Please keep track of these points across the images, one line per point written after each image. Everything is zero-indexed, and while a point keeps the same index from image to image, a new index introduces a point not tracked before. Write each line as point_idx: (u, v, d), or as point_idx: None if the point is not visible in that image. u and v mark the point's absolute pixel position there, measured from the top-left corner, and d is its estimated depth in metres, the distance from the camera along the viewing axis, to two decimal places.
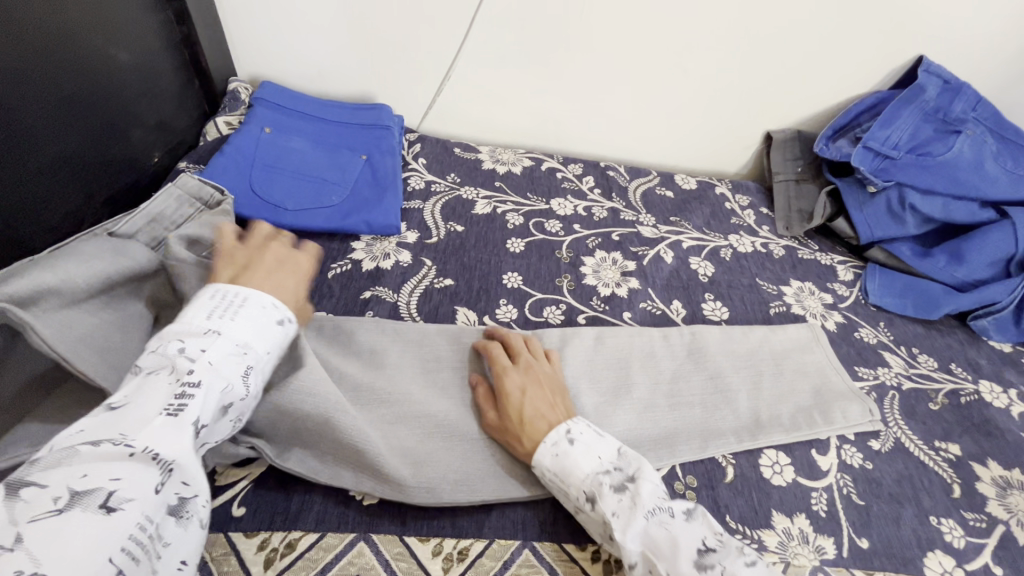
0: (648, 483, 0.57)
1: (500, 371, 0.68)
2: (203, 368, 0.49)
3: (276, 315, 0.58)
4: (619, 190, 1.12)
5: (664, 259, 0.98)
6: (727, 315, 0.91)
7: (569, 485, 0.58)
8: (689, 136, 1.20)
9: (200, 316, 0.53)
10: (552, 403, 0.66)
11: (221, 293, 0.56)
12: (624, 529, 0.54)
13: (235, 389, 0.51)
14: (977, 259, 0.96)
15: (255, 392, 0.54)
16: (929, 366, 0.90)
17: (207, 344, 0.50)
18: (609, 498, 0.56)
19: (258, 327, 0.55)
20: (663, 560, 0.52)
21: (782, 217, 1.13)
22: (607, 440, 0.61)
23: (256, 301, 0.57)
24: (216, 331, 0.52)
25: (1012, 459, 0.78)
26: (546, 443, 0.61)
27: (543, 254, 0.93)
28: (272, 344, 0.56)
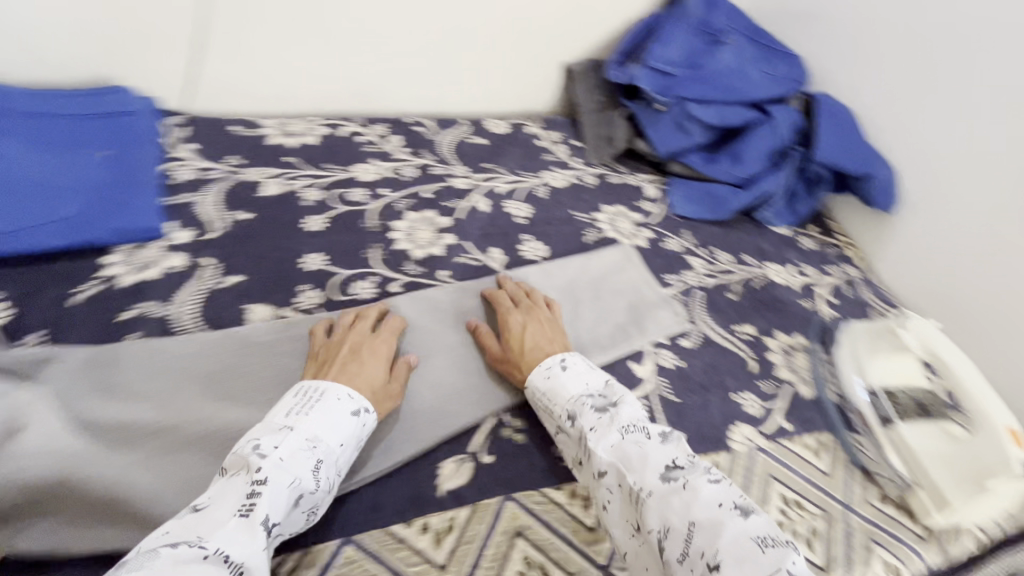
0: (629, 407, 0.62)
1: (503, 312, 0.75)
2: (276, 467, 0.51)
3: (354, 407, 0.59)
4: (428, 146, 1.07)
5: (479, 208, 0.95)
6: (546, 252, 0.92)
7: (555, 404, 0.64)
8: (493, 78, 1.17)
9: (280, 413, 0.56)
10: (550, 338, 0.73)
11: (303, 390, 0.59)
12: (599, 441, 0.59)
13: (306, 484, 0.52)
14: (752, 157, 1.05)
15: (331, 485, 0.55)
16: (725, 261, 0.99)
17: (280, 440, 0.53)
18: (590, 416, 0.61)
19: (332, 420, 0.57)
20: (630, 470, 0.56)
21: (592, 146, 1.15)
22: (596, 372, 0.68)
23: (332, 394, 0.59)
24: (290, 428, 0.54)
25: (794, 325, 0.90)
26: (541, 368, 0.68)
27: (348, 227, 0.86)
28: (342, 435, 0.57)
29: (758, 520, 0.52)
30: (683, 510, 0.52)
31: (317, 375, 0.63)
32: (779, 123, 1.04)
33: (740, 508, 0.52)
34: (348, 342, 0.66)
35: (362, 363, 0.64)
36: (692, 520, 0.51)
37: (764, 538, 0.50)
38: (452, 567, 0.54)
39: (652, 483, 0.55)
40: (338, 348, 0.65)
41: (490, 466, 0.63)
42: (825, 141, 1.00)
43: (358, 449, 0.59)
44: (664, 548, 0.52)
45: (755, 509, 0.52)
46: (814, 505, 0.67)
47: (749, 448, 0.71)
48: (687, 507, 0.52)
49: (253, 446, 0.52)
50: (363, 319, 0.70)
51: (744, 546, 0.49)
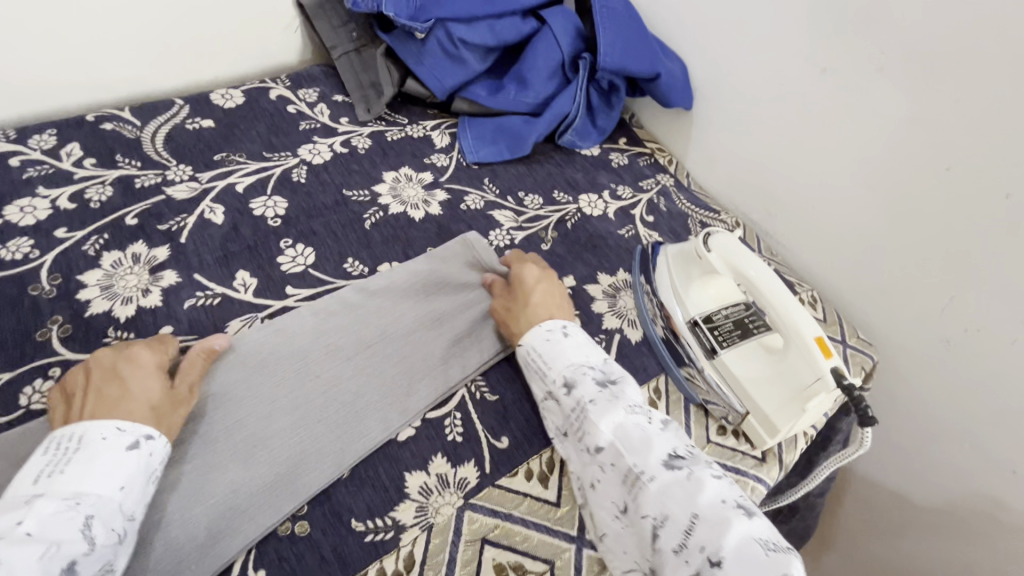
0: (631, 386, 0.58)
1: (522, 263, 0.70)
2: (20, 543, 0.39)
3: (129, 439, 0.47)
4: (128, 146, 0.79)
5: (212, 221, 0.73)
6: (314, 255, 0.73)
7: (551, 370, 0.59)
8: (202, 35, 0.89)
9: (26, 483, 0.43)
10: (560, 303, 0.67)
11: (56, 446, 0.46)
12: (601, 416, 0.54)
13: (73, 547, 0.41)
14: (537, 77, 0.91)
15: (123, 535, 0.44)
16: (535, 205, 0.87)
17: (24, 514, 0.41)
18: (589, 387, 0.57)
19: (100, 467, 0.45)
20: (630, 451, 0.52)
21: (358, 99, 0.93)
22: (597, 347, 0.62)
23: (93, 431, 0.46)
24: (38, 496, 0.42)
25: (615, 262, 0.82)
26: (542, 328, 0.62)
27: (4, 305, 0.60)
28: (126, 477, 0.45)
29: (760, 522, 0.46)
30: (686, 500, 0.47)
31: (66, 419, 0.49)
32: (558, 31, 0.90)
33: (743, 507, 0.47)
34: (99, 364, 0.52)
35: (123, 379, 0.51)
36: (695, 513, 0.46)
37: (765, 541, 0.44)
38: None
39: (655, 469, 0.50)
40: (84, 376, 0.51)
41: None
42: (606, 45, 0.88)
43: (154, 483, 0.48)
44: (658, 536, 0.48)
45: (756, 510, 0.47)
46: None
47: None
48: (691, 498, 0.47)
49: None
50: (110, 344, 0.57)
51: (747, 550, 0.43)
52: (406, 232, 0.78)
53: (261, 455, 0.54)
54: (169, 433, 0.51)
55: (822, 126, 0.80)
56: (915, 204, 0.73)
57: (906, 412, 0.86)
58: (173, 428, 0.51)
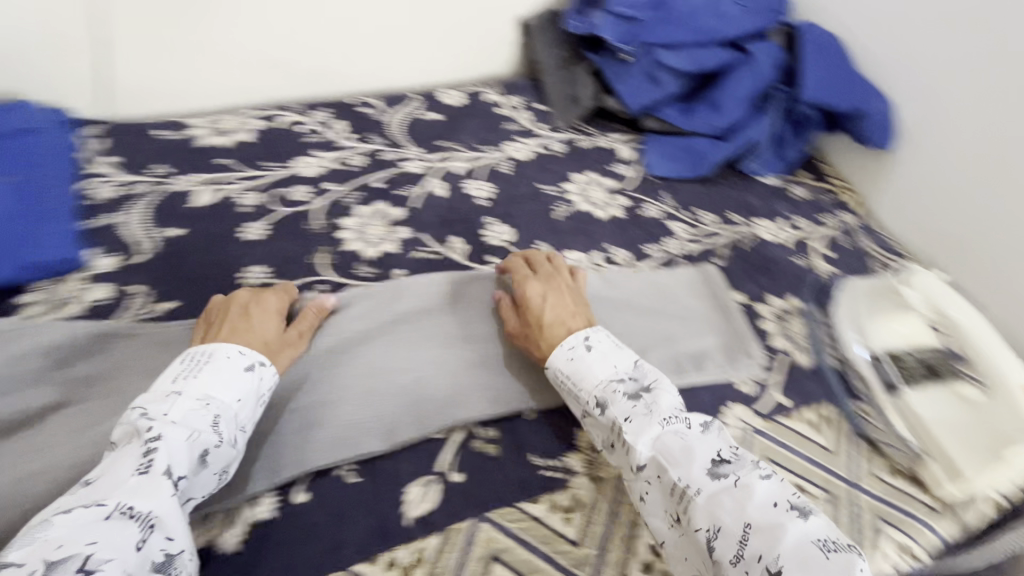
0: (663, 393, 0.58)
1: (522, 281, 0.70)
2: (169, 427, 0.48)
3: (246, 362, 0.56)
4: (377, 127, 0.98)
5: (436, 194, 0.87)
6: (512, 234, 0.83)
7: (581, 389, 0.60)
8: (442, 46, 1.07)
9: (166, 379, 0.52)
10: (573, 312, 0.67)
11: (190, 356, 0.55)
12: (638, 433, 0.54)
13: (208, 438, 0.50)
14: (731, 102, 0.95)
15: (239, 439, 0.53)
16: (710, 222, 0.91)
17: (169, 406, 0.50)
18: (622, 404, 0.57)
19: (223, 379, 0.53)
20: (674, 465, 0.52)
21: (557, 109, 1.05)
22: (623, 352, 0.62)
23: (221, 352, 0.55)
24: (177, 392, 0.51)
25: (789, 289, 0.82)
26: (564, 347, 0.63)
27: (289, 232, 0.79)
28: (242, 392, 0.54)
29: (817, 522, 0.48)
30: (737, 510, 0.48)
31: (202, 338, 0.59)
32: (761, 62, 0.94)
33: (796, 508, 0.48)
34: (239, 300, 0.62)
35: (248, 319, 0.60)
36: (748, 522, 0.47)
37: (824, 542, 0.46)
38: None
39: (701, 482, 0.50)
40: (227, 307, 0.61)
41: (461, 485, 0.57)
42: (814, 81, 0.90)
43: (263, 403, 0.56)
44: (713, 548, 0.48)
45: (812, 509, 0.49)
46: (816, 488, 0.61)
47: (745, 432, 0.66)
48: (741, 506, 0.48)
49: (141, 413, 0.49)
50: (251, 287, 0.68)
51: (806, 550, 0.45)
52: (590, 228, 0.87)
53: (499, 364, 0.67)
54: (277, 368, 0.59)
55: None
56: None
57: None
58: (282, 363, 0.60)
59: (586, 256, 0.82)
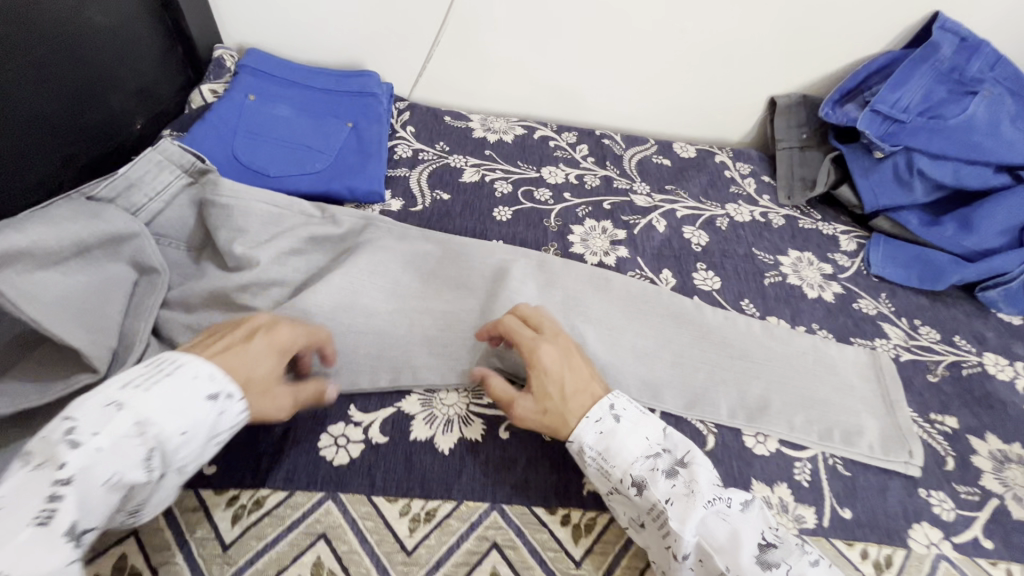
0: (703, 470, 0.55)
1: (531, 346, 0.63)
2: (89, 460, 0.43)
3: (211, 389, 0.51)
4: (614, 159, 1.09)
5: (656, 228, 0.95)
6: (719, 285, 0.88)
7: (613, 467, 0.56)
8: (688, 104, 1.17)
9: (114, 386, 0.47)
10: (587, 376, 0.62)
11: (155, 359, 0.51)
12: (682, 519, 0.51)
13: (136, 479, 0.45)
14: (988, 226, 0.91)
15: (172, 470, 0.48)
16: (930, 337, 0.86)
17: (100, 428, 0.44)
18: (661, 485, 0.54)
19: (175, 405, 0.48)
20: (720, 552, 0.50)
21: (784, 185, 1.08)
22: (651, 419, 0.60)
23: (189, 370, 0.50)
24: (119, 407, 0.46)
25: (1013, 434, 0.75)
26: (592, 419, 0.58)
27: (531, 223, 0.92)
28: (187, 422, 0.48)
29: None
30: None
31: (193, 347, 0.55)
32: None
33: None
34: (254, 325, 0.58)
35: (246, 343, 0.56)
36: None
37: None
38: (587, 568, 0.55)
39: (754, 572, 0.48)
40: (237, 327, 0.57)
41: None
42: None
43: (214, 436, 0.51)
44: None
45: None
46: None
47: (932, 553, 0.62)
48: None
49: (68, 429, 0.44)
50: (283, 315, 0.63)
51: None
52: (797, 302, 0.88)
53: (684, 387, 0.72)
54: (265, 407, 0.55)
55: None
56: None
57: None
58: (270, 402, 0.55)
59: (789, 326, 0.84)
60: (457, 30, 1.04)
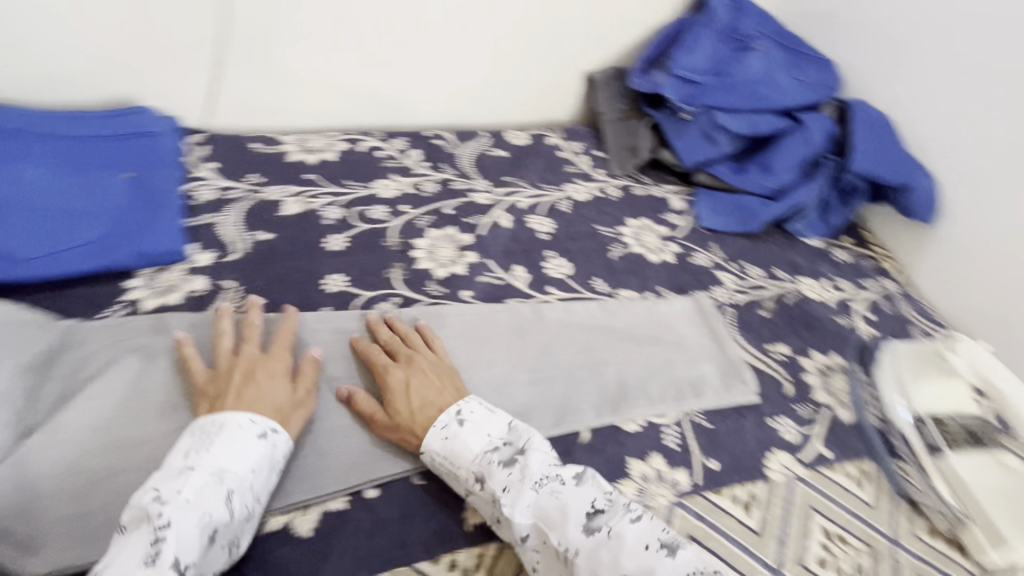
0: (536, 455, 0.58)
1: (381, 369, 0.66)
2: (181, 509, 0.48)
3: (258, 430, 0.55)
4: (448, 158, 1.06)
5: (501, 225, 0.93)
6: (570, 269, 0.89)
7: (460, 468, 0.59)
8: (511, 92, 1.17)
9: (176, 456, 0.52)
10: (440, 388, 0.64)
11: (198, 428, 0.54)
12: (514, 504, 0.55)
13: (217, 518, 0.49)
14: (781, 165, 1.02)
15: (249, 514, 0.53)
16: (757, 275, 0.96)
17: (181, 484, 0.50)
18: (499, 474, 0.57)
19: (234, 452, 0.53)
20: (552, 528, 0.54)
21: (615, 158, 1.11)
22: (497, 417, 0.62)
23: (234, 422, 0.55)
24: (190, 468, 0.51)
25: (832, 345, 0.86)
26: (436, 428, 0.60)
27: (368, 247, 0.85)
28: (253, 463, 0.54)
29: (686, 555, 0.51)
30: (613, 564, 0.50)
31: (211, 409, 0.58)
32: (812, 132, 1.00)
33: (666, 547, 0.51)
34: (240, 367, 0.61)
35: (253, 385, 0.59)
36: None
37: None
38: None
39: (577, 542, 0.52)
40: (228, 375, 0.60)
41: None
42: (859, 151, 0.96)
43: (275, 473, 0.56)
44: None
45: (680, 545, 0.52)
46: (859, 541, 0.64)
47: (787, 478, 0.68)
48: (616, 560, 0.50)
49: (154, 494, 0.49)
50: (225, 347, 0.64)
51: None
52: (643, 269, 0.92)
53: (550, 385, 0.72)
54: (297, 428, 0.60)
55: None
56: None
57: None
58: (295, 426, 0.60)
59: (639, 295, 0.87)
60: (241, 46, 0.93)
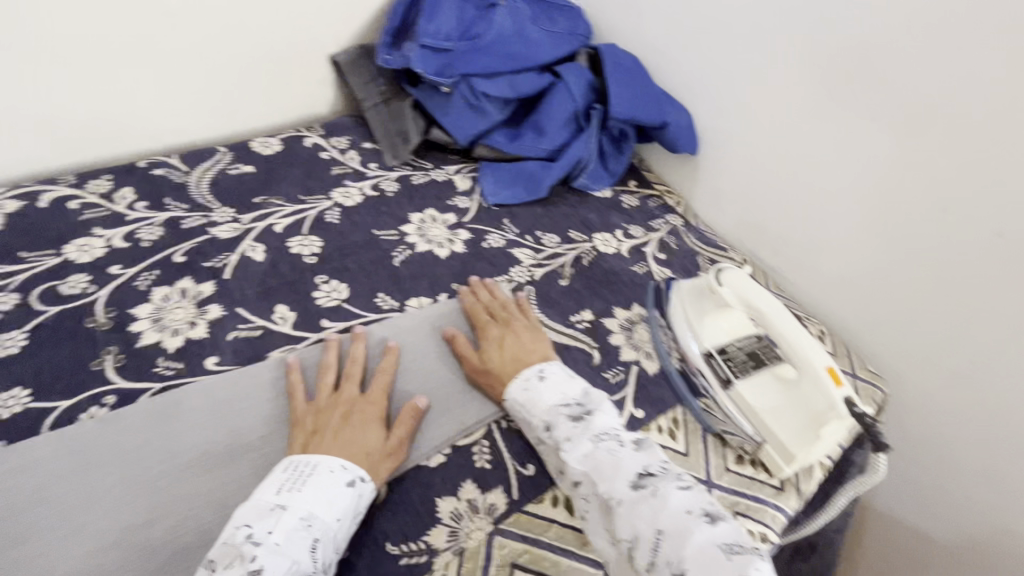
0: (604, 415, 0.60)
1: (482, 327, 0.73)
2: (272, 554, 0.47)
3: (348, 477, 0.54)
4: (175, 189, 0.85)
5: (254, 259, 0.78)
6: (347, 292, 0.77)
7: (534, 414, 0.62)
8: (244, 95, 0.99)
9: (269, 492, 0.52)
10: (532, 348, 0.69)
11: (294, 464, 0.54)
12: (574, 451, 0.57)
13: (304, 568, 0.47)
14: (552, 123, 0.98)
15: (331, 564, 0.51)
16: (553, 243, 0.92)
17: (272, 526, 0.49)
18: (567, 426, 0.59)
19: (326, 495, 0.52)
20: (602, 479, 0.55)
21: (387, 145, 1.00)
22: (575, 381, 0.65)
23: (326, 464, 0.54)
24: (282, 507, 0.50)
25: (632, 297, 0.85)
26: (518, 380, 0.64)
27: (61, 338, 0.65)
28: (342, 510, 0.52)
29: (726, 527, 0.50)
30: (652, 517, 0.51)
31: (306, 446, 0.57)
32: (572, 84, 0.97)
33: (708, 515, 0.51)
34: (342, 405, 0.61)
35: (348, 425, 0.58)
36: (660, 529, 0.50)
37: (729, 546, 0.49)
38: None
39: (621, 492, 0.53)
40: (330, 411, 0.60)
41: None
42: (617, 97, 0.95)
43: (360, 520, 0.54)
44: (633, 556, 0.51)
45: (722, 516, 0.51)
46: None
47: None
48: (656, 516, 0.51)
49: (245, 534, 0.48)
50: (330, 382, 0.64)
51: (708, 554, 0.48)
52: (433, 268, 0.83)
53: None
54: (380, 480, 0.57)
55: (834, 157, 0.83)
56: (909, 228, 0.77)
57: (940, 450, 0.84)
58: (383, 476, 0.57)
59: (430, 300, 0.79)
60: None
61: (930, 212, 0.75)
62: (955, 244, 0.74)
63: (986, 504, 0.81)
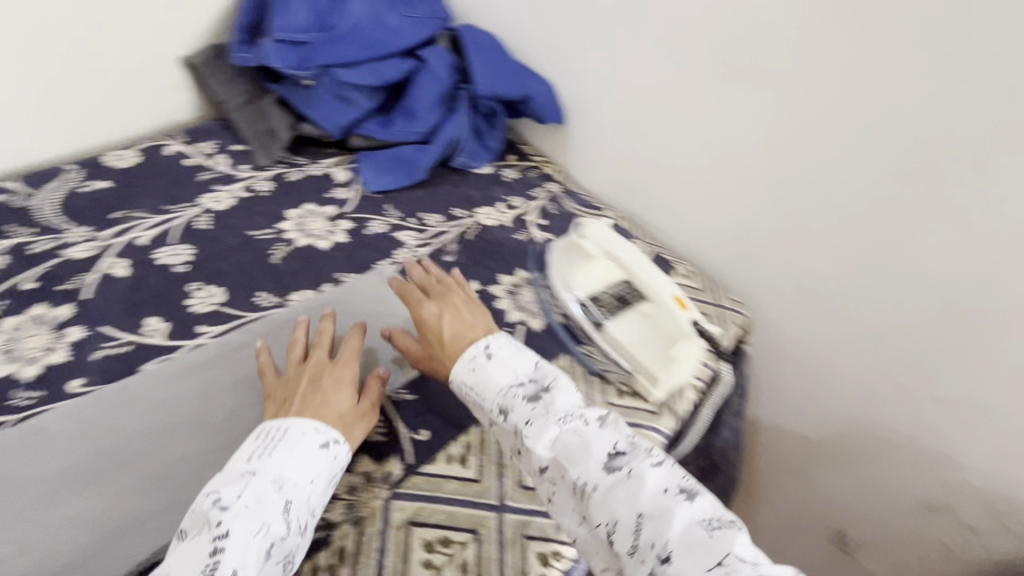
0: (562, 393, 0.56)
1: (416, 304, 0.69)
2: (239, 516, 0.45)
3: (322, 439, 0.53)
4: (19, 214, 0.80)
5: (117, 275, 0.75)
6: (223, 296, 0.75)
7: (485, 398, 0.58)
8: (87, 108, 0.93)
9: (241, 459, 0.51)
10: (471, 321, 0.66)
11: (264, 432, 0.53)
12: (538, 438, 0.53)
13: (276, 529, 0.46)
14: (422, 108, 1.00)
15: (306, 527, 0.50)
16: (437, 223, 0.95)
17: (241, 490, 0.47)
18: (522, 408, 0.55)
19: (299, 458, 0.51)
20: (573, 464, 0.51)
21: (258, 145, 0.98)
22: (525, 355, 0.60)
23: (296, 429, 0.53)
24: (252, 472, 0.49)
25: (515, 263, 0.90)
26: (465, 360, 0.60)
27: None
28: (316, 473, 0.51)
29: (704, 500, 0.47)
30: (630, 501, 0.48)
31: (278, 413, 0.57)
32: (435, 67, 0.99)
33: (685, 492, 0.48)
34: (310, 373, 0.61)
35: (317, 391, 0.58)
36: (640, 512, 0.47)
37: (709, 522, 0.46)
38: None
39: (596, 477, 0.49)
40: (299, 381, 0.60)
41: None
42: (479, 76, 0.99)
43: (334, 485, 0.53)
44: (614, 541, 0.48)
45: (700, 489, 0.48)
46: None
47: None
48: (634, 499, 0.48)
49: (211, 500, 0.47)
50: (300, 355, 0.65)
51: (692, 534, 0.45)
52: (315, 261, 0.83)
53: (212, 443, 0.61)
54: (353, 441, 0.57)
55: (673, 110, 0.91)
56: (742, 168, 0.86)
57: (801, 361, 0.94)
58: (356, 439, 0.58)
59: (313, 292, 0.79)
60: None
61: (753, 150, 0.84)
62: (775, 176, 0.84)
63: (840, 400, 0.92)
